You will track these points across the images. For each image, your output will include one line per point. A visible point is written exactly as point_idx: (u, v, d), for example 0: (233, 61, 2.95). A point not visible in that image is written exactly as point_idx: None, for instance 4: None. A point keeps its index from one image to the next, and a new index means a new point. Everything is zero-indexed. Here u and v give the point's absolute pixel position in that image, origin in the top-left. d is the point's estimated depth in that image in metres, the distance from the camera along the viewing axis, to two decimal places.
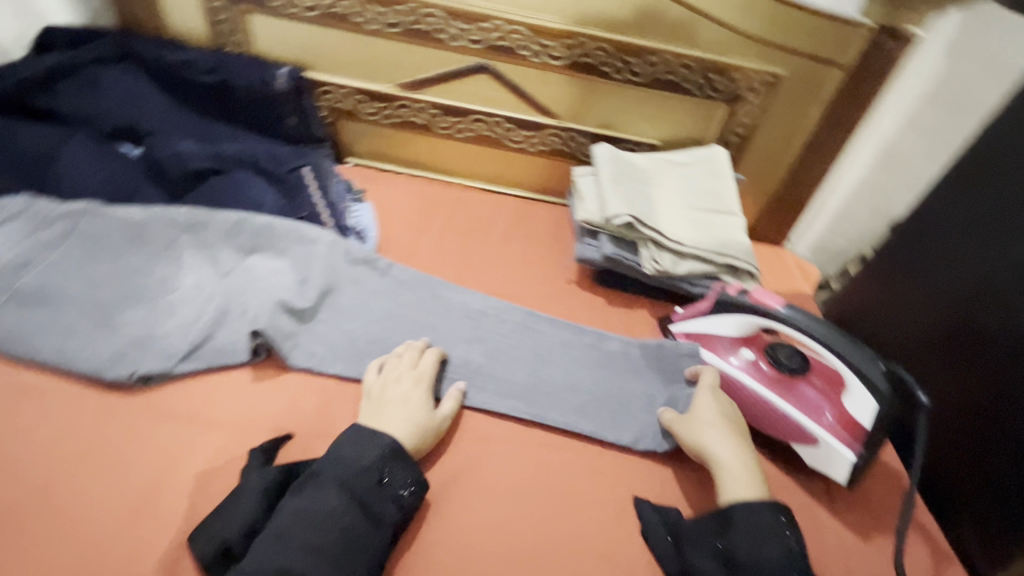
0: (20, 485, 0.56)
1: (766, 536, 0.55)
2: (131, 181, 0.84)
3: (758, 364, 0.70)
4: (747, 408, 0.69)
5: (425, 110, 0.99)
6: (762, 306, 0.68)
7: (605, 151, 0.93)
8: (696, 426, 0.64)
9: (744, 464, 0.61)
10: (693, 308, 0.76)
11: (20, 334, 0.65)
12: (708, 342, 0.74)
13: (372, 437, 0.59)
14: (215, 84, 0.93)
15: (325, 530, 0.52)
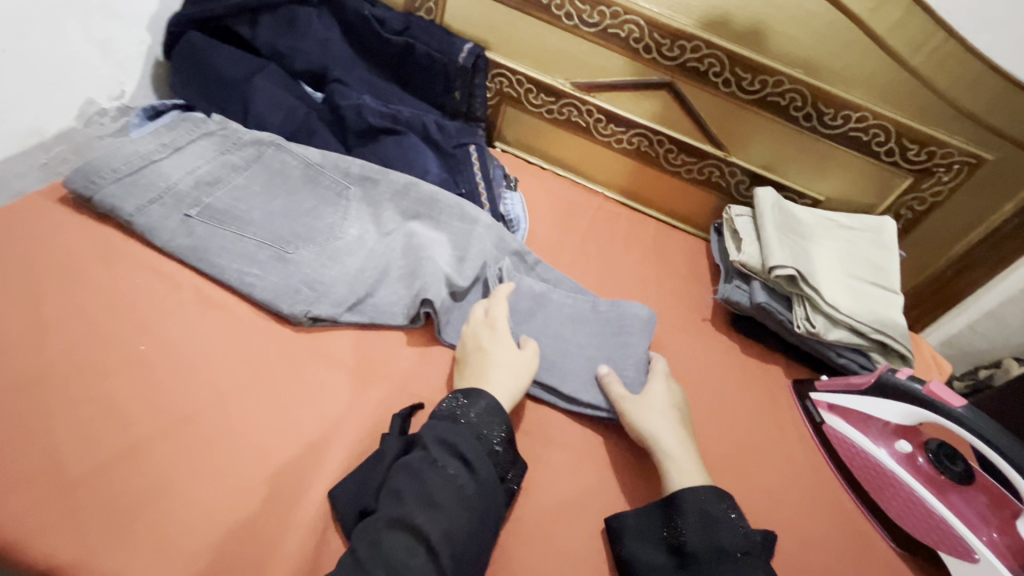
0: (197, 392, 0.59)
1: (714, 524, 0.55)
2: (310, 124, 0.86)
3: (915, 459, 0.66)
4: (893, 500, 0.66)
5: (591, 113, 0.98)
6: (941, 401, 0.63)
7: (769, 196, 0.90)
8: (651, 415, 0.65)
9: (692, 460, 0.62)
10: (844, 382, 0.73)
11: (208, 249, 0.68)
12: (855, 419, 0.71)
13: (473, 395, 0.59)
14: (400, 46, 0.95)
15: (440, 485, 0.52)
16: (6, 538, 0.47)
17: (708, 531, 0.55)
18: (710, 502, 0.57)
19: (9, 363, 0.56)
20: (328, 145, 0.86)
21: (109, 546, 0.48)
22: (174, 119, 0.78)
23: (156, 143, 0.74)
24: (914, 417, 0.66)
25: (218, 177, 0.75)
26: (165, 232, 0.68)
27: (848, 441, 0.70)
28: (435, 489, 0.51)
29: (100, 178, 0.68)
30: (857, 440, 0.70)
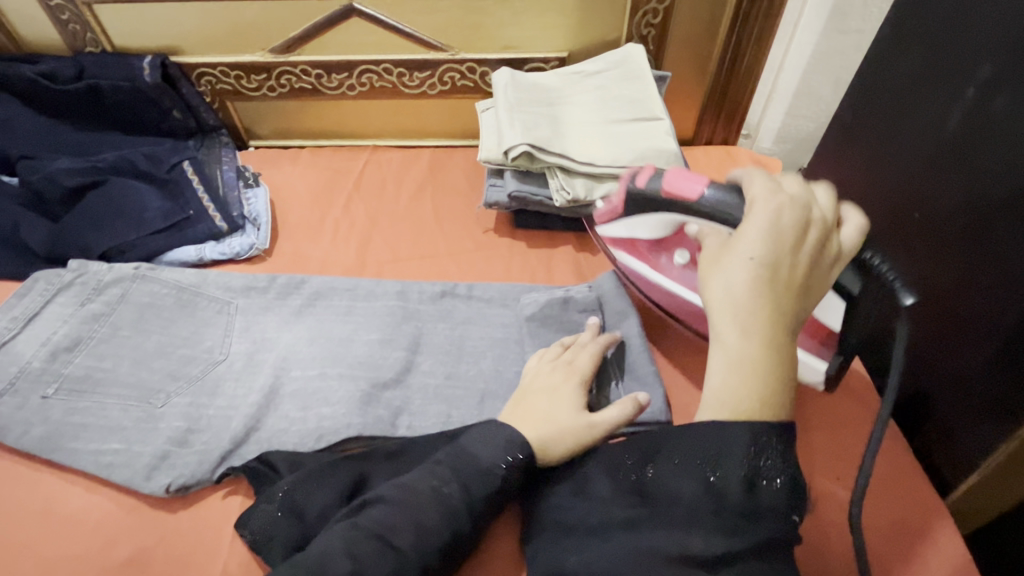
0: None
1: (773, 464, 0.41)
2: (8, 213, 0.79)
3: (695, 263, 0.64)
4: (684, 313, 0.66)
5: (307, 72, 0.91)
6: (677, 199, 0.58)
7: (504, 77, 0.83)
8: (744, 269, 0.44)
9: (767, 349, 0.43)
10: (609, 208, 0.65)
11: (57, 436, 0.58)
12: (638, 248, 0.67)
13: (495, 427, 0.51)
14: (80, 91, 0.86)
15: (426, 503, 0.46)
16: None
17: (763, 473, 0.41)
18: (781, 449, 0.41)
19: None
20: (32, 229, 0.78)
21: None
22: (28, 282, 0.70)
23: (7, 318, 0.66)
24: (675, 223, 0.61)
25: (78, 337, 0.66)
26: (18, 425, 0.58)
27: (638, 273, 0.67)
28: (421, 508, 0.46)
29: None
30: (639, 269, 0.67)
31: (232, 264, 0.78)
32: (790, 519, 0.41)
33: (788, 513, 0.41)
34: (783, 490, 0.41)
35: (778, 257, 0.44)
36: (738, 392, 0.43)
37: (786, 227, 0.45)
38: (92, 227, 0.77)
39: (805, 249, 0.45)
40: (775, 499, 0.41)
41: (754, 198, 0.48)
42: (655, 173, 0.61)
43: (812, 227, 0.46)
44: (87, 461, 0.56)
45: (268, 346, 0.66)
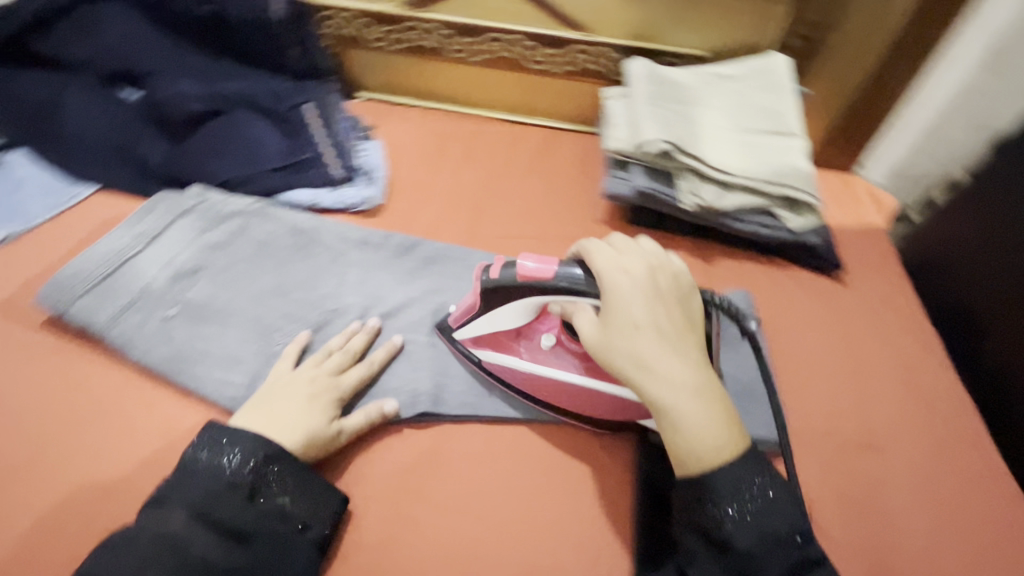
0: (32, 442, 0.54)
1: (741, 477, 0.48)
2: (132, 127, 0.80)
3: (565, 344, 0.60)
4: (583, 404, 0.59)
5: (436, 31, 0.88)
6: (539, 283, 0.54)
7: (640, 69, 0.81)
8: (642, 342, 0.50)
9: (695, 397, 0.49)
10: (463, 307, 0.61)
11: (183, 358, 0.59)
12: (498, 342, 0.61)
13: (229, 437, 0.51)
14: (208, 15, 0.84)
15: (158, 545, 0.45)
16: None
17: (755, 519, 0.47)
18: (744, 461, 0.48)
19: None
20: (154, 147, 0.79)
21: None
22: (151, 201, 0.70)
23: (132, 235, 0.66)
24: (535, 306, 0.57)
25: (200, 264, 0.66)
26: (144, 342, 0.59)
27: (509, 369, 0.60)
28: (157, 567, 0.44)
29: (72, 290, 0.60)
30: (516, 365, 0.60)
31: (345, 216, 0.78)
32: (795, 550, 0.46)
33: (788, 543, 0.46)
34: (761, 501, 0.47)
35: (656, 315, 0.51)
36: (686, 433, 0.48)
37: (648, 282, 0.52)
38: (211, 155, 0.78)
39: (671, 298, 0.53)
40: (760, 512, 0.47)
41: (597, 269, 0.53)
42: (507, 263, 0.57)
43: (656, 278, 0.53)
44: (211, 388, 0.57)
45: (383, 303, 0.67)
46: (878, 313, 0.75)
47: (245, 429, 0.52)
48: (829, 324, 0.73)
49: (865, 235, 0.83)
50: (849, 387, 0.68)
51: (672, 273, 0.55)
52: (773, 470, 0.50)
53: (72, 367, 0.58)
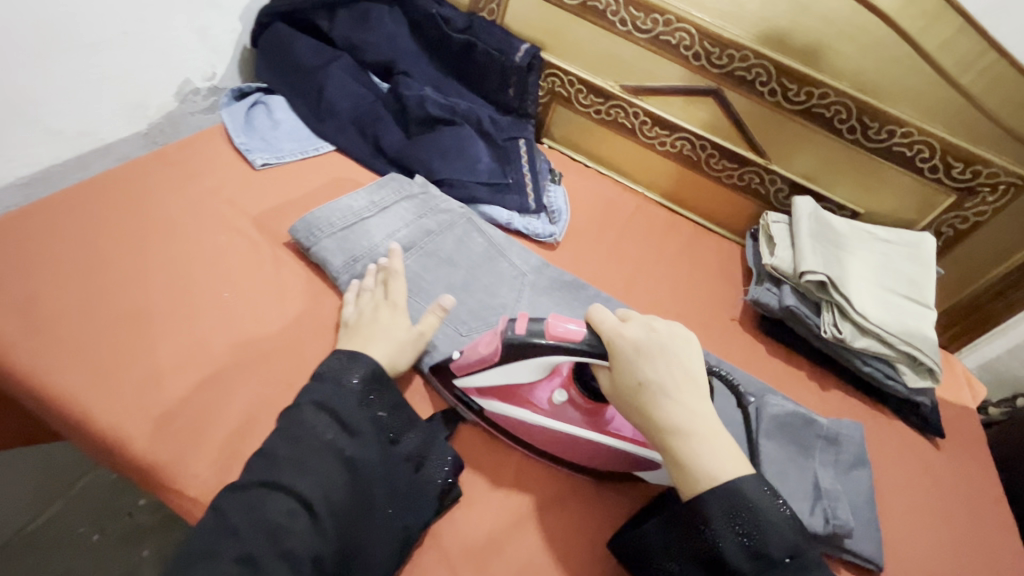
0: (262, 334, 0.62)
1: (756, 523, 0.51)
2: (376, 110, 0.94)
3: (572, 401, 0.62)
4: (588, 458, 0.62)
5: (636, 115, 1.01)
6: (568, 343, 0.57)
7: (807, 206, 0.92)
8: (647, 404, 0.54)
9: (708, 434, 0.53)
10: (476, 358, 0.62)
11: None
12: (511, 397, 0.63)
13: (355, 356, 0.59)
14: (462, 43, 1.00)
15: (313, 450, 0.52)
16: (109, 437, 0.52)
17: (748, 540, 0.50)
18: (762, 503, 0.51)
19: (104, 288, 0.61)
20: (389, 131, 0.92)
21: (194, 447, 0.53)
22: (385, 178, 0.82)
23: (368, 200, 0.78)
24: (552, 367, 0.60)
25: (415, 242, 0.77)
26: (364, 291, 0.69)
27: (519, 422, 0.63)
28: (303, 451, 0.52)
29: (320, 230, 0.71)
30: (523, 418, 0.62)
31: (528, 240, 0.89)
32: (786, 569, 0.50)
33: (777, 562, 0.50)
34: (786, 543, 0.51)
35: (665, 376, 0.54)
36: (691, 473, 0.52)
37: (648, 347, 0.55)
38: (437, 154, 0.90)
39: (670, 351, 0.55)
40: (777, 545, 0.50)
41: (606, 336, 0.56)
42: (531, 320, 0.60)
43: (656, 335, 0.56)
44: None
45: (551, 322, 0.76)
46: (977, 483, 0.80)
47: (369, 356, 0.59)
48: (937, 479, 0.78)
49: (966, 413, 0.89)
50: (954, 541, 0.72)
51: (671, 338, 0.56)
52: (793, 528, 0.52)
53: (306, 287, 0.69)
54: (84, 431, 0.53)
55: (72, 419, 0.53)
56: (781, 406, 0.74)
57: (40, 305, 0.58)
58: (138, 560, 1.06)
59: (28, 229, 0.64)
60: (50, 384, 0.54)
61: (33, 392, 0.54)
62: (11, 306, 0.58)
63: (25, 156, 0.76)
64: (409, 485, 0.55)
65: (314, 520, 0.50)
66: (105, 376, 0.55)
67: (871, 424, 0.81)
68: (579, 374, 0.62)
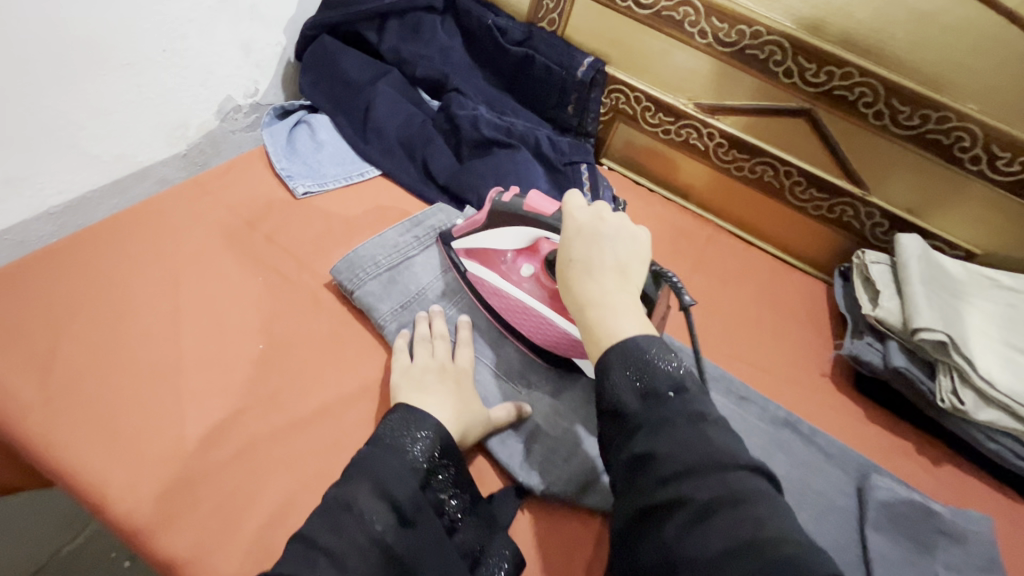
0: (302, 396, 0.55)
1: (641, 360, 0.46)
2: (426, 130, 0.86)
3: (540, 278, 0.64)
4: (536, 334, 0.63)
5: (710, 136, 0.91)
6: (535, 211, 0.60)
7: (915, 245, 0.79)
8: (570, 272, 0.53)
9: (626, 305, 0.50)
10: (467, 221, 0.67)
11: None
12: (487, 260, 0.66)
13: (417, 418, 0.51)
14: (519, 56, 0.92)
15: (354, 540, 0.42)
16: (128, 524, 0.46)
17: (638, 379, 0.45)
18: (653, 340, 0.47)
19: (134, 340, 0.56)
20: (439, 154, 0.85)
21: (224, 538, 0.46)
22: (434, 210, 0.75)
23: (415, 236, 0.70)
24: (529, 237, 0.62)
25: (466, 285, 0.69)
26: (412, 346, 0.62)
27: (485, 282, 0.66)
28: (344, 543, 0.42)
29: (364, 272, 0.64)
30: (490, 279, 0.65)
31: None
32: (671, 404, 0.44)
33: (662, 395, 0.44)
34: (671, 377, 0.45)
35: (600, 251, 0.52)
36: (593, 337, 0.49)
37: (589, 230, 0.54)
38: (491, 179, 0.82)
39: (613, 232, 0.54)
40: (666, 381, 0.45)
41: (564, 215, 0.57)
42: (518, 195, 0.63)
43: (609, 219, 0.55)
44: None
45: None
46: None
47: (430, 417, 0.51)
48: None
49: None
50: None
51: (624, 227, 0.55)
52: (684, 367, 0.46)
53: (349, 337, 0.62)
54: (102, 514, 0.46)
55: (90, 499, 0.47)
56: (898, 491, 0.63)
57: (64, 362, 0.53)
58: None
59: (61, 267, 0.60)
60: (69, 459, 0.48)
61: (49, 465, 0.48)
62: (33, 363, 0.52)
63: (61, 182, 0.71)
64: None
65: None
66: (131, 445, 0.49)
67: (995, 511, 0.68)
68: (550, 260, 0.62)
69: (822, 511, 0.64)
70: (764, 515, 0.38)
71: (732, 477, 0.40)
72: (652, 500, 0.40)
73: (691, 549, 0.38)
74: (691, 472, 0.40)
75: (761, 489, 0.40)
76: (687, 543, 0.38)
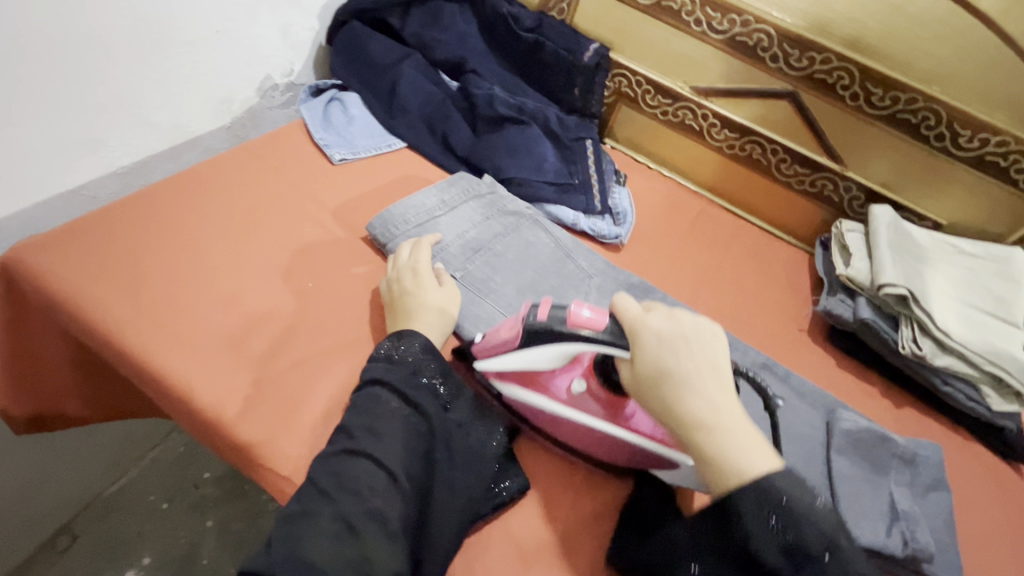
0: (345, 324, 0.65)
1: (787, 518, 0.48)
2: (446, 108, 0.95)
3: (592, 391, 0.60)
4: (604, 448, 0.61)
5: (704, 117, 0.99)
6: (585, 333, 0.55)
7: (885, 214, 0.88)
8: (671, 397, 0.50)
9: (739, 428, 0.50)
10: (498, 343, 0.61)
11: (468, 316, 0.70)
12: (530, 383, 0.62)
13: (408, 335, 0.60)
14: (531, 41, 1.01)
15: (384, 419, 0.54)
16: (208, 415, 0.55)
17: (784, 537, 0.48)
18: (795, 493, 0.49)
19: (202, 275, 0.65)
20: (458, 129, 0.94)
21: (287, 427, 0.56)
22: (454, 176, 0.84)
23: (439, 199, 0.79)
24: (570, 354, 0.58)
25: (483, 241, 0.77)
26: None
27: (538, 408, 0.62)
28: (379, 421, 0.54)
29: (396, 227, 0.74)
30: (541, 403, 0.62)
31: (593, 242, 0.90)
32: (826, 567, 0.47)
33: (814, 559, 0.47)
34: (819, 533, 0.48)
35: (691, 367, 0.51)
36: (721, 469, 0.49)
37: (672, 336, 0.52)
38: (505, 152, 0.91)
39: (690, 336, 0.52)
40: (814, 538, 0.48)
41: (629, 323, 0.54)
42: (553, 306, 0.58)
43: (678, 318, 0.53)
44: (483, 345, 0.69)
45: None
46: None
47: (421, 334, 0.61)
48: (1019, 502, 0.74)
49: None
50: None
51: (695, 324, 0.53)
52: (830, 517, 0.49)
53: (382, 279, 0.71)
54: (186, 407, 0.56)
55: (177, 398, 0.56)
56: (858, 420, 0.73)
57: (148, 291, 0.62)
58: (202, 530, 1.13)
59: (136, 212, 0.69)
60: (156, 365, 0.58)
61: (141, 372, 0.58)
62: (120, 289, 0.62)
63: (127, 146, 0.81)
64: (486, 468, 0.58)
65: (395, 483, 0.51)
66: (207, 356, 0.59)
67: (947, 444, 0.78)
68: (601, 369, 0.59)
69: (792, 439, 0.71)
70: None
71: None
72: None
73: None
74: None
75: None
76: None
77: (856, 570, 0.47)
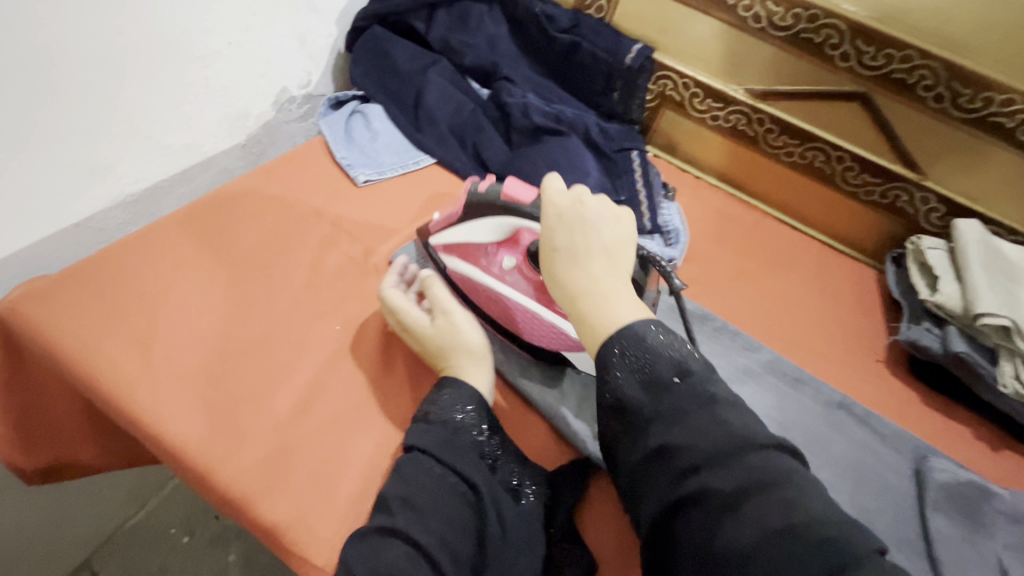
0: (378, 376, 0.58)
1: (644, 350, 0.46)
2: (477, 119, 0.88)
3: (522, 270, 0.61)
4: (523, 327, 0.62)
5: (760, 121, 0.90)
6: (514, 202, 0.58)
7: (973, 229, 0.78)
8: (557, 263, 0.50)
9: (621, 296, 0.48)
10: (445, 217, 0.65)
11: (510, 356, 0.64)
12: (467, 254, 0.64)
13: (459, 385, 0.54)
14: (567, 43, 0.92)
15: (428, 490, 0.47)
16: (230, 491, 0.49)
17: (641, 370, 0.46)
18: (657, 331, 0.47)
19: (220, 323, 0.59)
20: (491, 142, 0.86)
21: (320, 505, 0.49)
22: None
23: None
24: (506, 229, 0.60)
25: None
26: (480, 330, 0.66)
27: (470, 281, 0.64)
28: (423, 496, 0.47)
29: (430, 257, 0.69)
30: (474, 275, 0.63)
31: None
32: (677, 391, 0.45)
33: (666, 384, 0.45)
34: (675, 363, 0.46)
35: (583, 240, 0.50)
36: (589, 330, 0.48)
37: (572, 215, 0.51)
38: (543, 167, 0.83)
39: (594, 214, 0.51)
40: (671, 367, 0.45)
41: (545, 199, 0.53)
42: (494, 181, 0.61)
43: (591, 204, 0.52)
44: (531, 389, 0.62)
45: None
46: None
47: (467, 384, 0.54)
48: None
49: None
50: None
51: (605, 210, 0.52)
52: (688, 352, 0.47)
53: None
54: (205, 481, 0.49)
55: (194, 469, 0.50)
56: (957, 472, 0.64)
57: (161, 344, 0.56)
58: (225, 564, 1.07)
59: (146, 250, 0.62)
60: (171, 433, 0.51)
61: (153, 439, 0.51)
62: (132, 342, 0.55)
63: (135, 171, 0.74)
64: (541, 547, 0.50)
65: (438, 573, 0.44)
66: (227, 419, 0.52)
67: None
68: (531, 252, 0.60)
69: (876, 493, 0.64)
70: (793, 497, 0.39)
71: (755, 459, 0.41)
72: (682, 492, 0.42)
73: (720, 537, 0.40)
74: (716, 460, 0.42)
75: (786, 471, 0.41)
76: (721, 531, 0.40)
77: (721, 401, 0.45)
